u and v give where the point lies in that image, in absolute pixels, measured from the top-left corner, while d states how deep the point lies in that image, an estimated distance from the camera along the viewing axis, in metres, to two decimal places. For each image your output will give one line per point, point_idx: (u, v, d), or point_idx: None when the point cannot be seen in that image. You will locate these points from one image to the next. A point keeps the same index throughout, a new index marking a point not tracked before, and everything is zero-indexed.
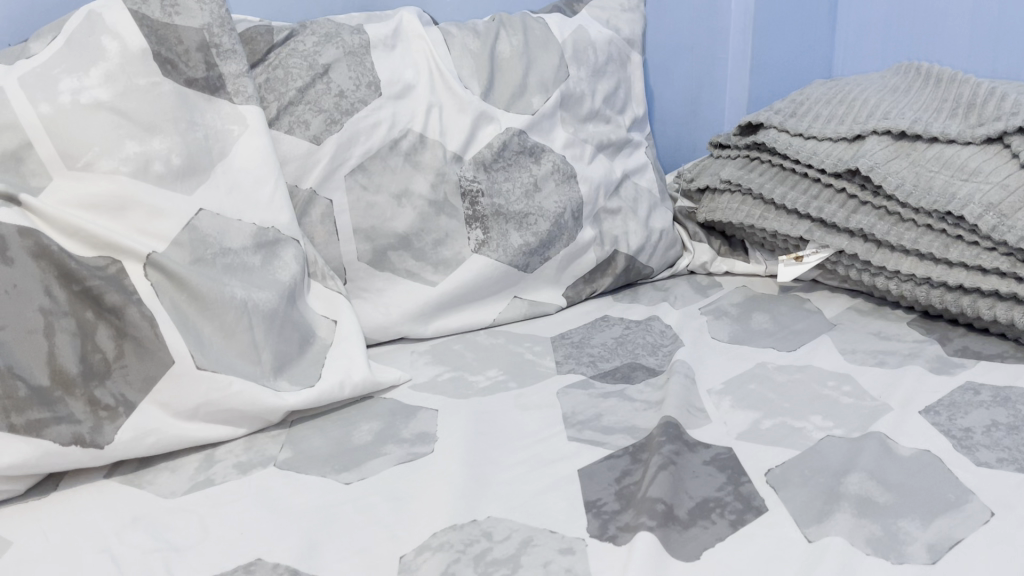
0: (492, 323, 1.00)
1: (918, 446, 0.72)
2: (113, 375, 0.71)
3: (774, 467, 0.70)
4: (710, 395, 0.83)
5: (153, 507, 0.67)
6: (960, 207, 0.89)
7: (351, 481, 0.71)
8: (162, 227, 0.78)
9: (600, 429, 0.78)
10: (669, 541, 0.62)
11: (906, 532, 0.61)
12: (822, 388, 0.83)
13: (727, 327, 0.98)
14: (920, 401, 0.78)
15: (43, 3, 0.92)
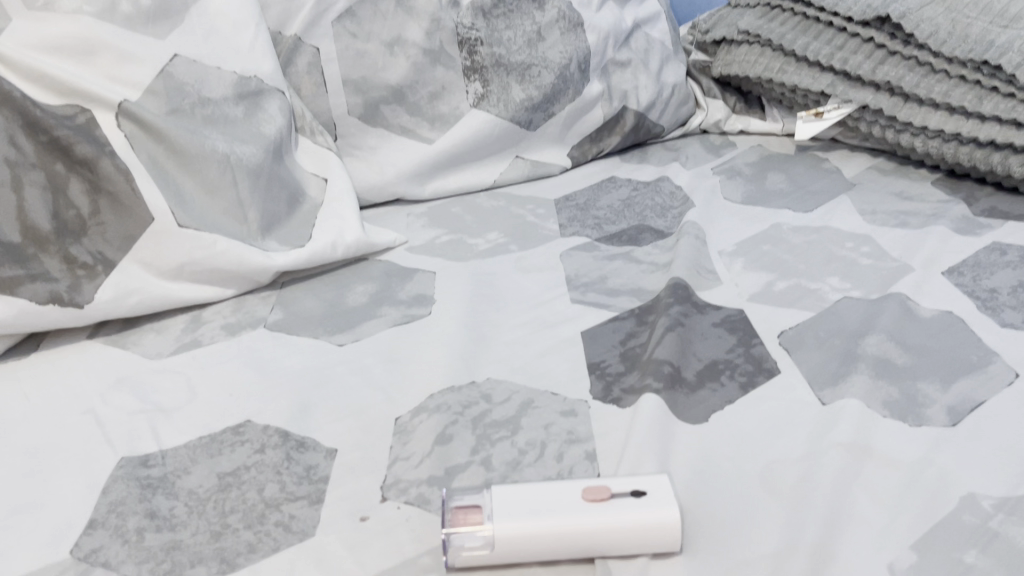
0: (494, 184, 0.94)
1: (939, 307, 0.68)
2: (89, 232, 0.68)
3: (787, 329, 0.67)
4: (722, 256, 0.79)
5: (139, 368, 0.65)
6: (998, 56, 0.83)
7: (345, 343, 0.68)
8: (134, 74, 0.72)
9: (605, 291, 0.74)
10: (677, 404, 0.59)
11: (925, 394, 0.58)
12: (839, 249, 0.78)
13: (741, 188, 0.93)
14: (944, 262, 0.74)
15: None
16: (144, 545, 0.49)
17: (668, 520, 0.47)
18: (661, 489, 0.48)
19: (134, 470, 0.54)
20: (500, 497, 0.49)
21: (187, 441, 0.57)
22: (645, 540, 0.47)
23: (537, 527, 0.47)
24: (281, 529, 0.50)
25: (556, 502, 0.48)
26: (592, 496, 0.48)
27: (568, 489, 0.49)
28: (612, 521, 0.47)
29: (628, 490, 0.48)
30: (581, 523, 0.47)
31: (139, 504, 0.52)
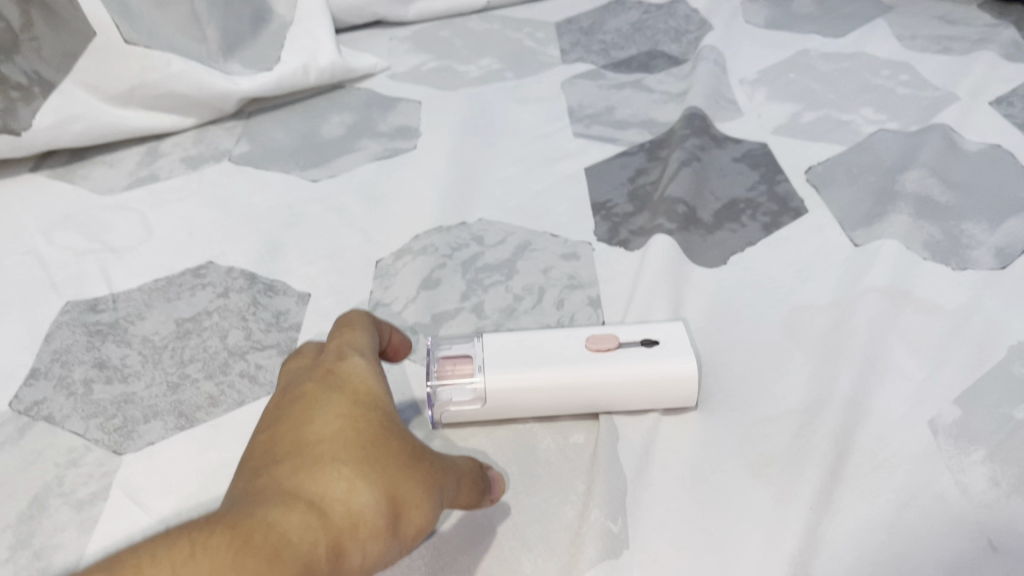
0: (486, 8, 0.84)
1: (987, 140, 0.60)
2: (23, 49, 0.58)
3: (816, 165, 0.60)
4: (743, 86, 0.70)
5: (88, 205, 0.58)
6: None
7: (320, 180, 0.60)
8: None
9: (611, 124, 0.66)
10: (690, 247, 0.53)
11: (971, 236, 0.52)
12: (874, 78, 0.70)
13: (764, 11, 0.83)
14: (992, 91, 0.66)
15: None
16: (93, 398, 0.43)
17: (683, 372, 0.41)
18: (676, 338, 0.43)
19: (83, 316, 0.48)
20: (494, 346, 0.43)
21: (142, 283, 0.51)
22: (658, 394, 0.41)
23: (536, 380, 0.41)
24: (246, 381, 0.44)
25: (557, 352, 0.42)
26: (599, 344, 0.42)
27: (572, 339, 0.43)
28: (622, 373, 0.41)
29: (639, 340, 0.42)
30: (586, 375, 0.41)
31: (88, 353, 0.46)
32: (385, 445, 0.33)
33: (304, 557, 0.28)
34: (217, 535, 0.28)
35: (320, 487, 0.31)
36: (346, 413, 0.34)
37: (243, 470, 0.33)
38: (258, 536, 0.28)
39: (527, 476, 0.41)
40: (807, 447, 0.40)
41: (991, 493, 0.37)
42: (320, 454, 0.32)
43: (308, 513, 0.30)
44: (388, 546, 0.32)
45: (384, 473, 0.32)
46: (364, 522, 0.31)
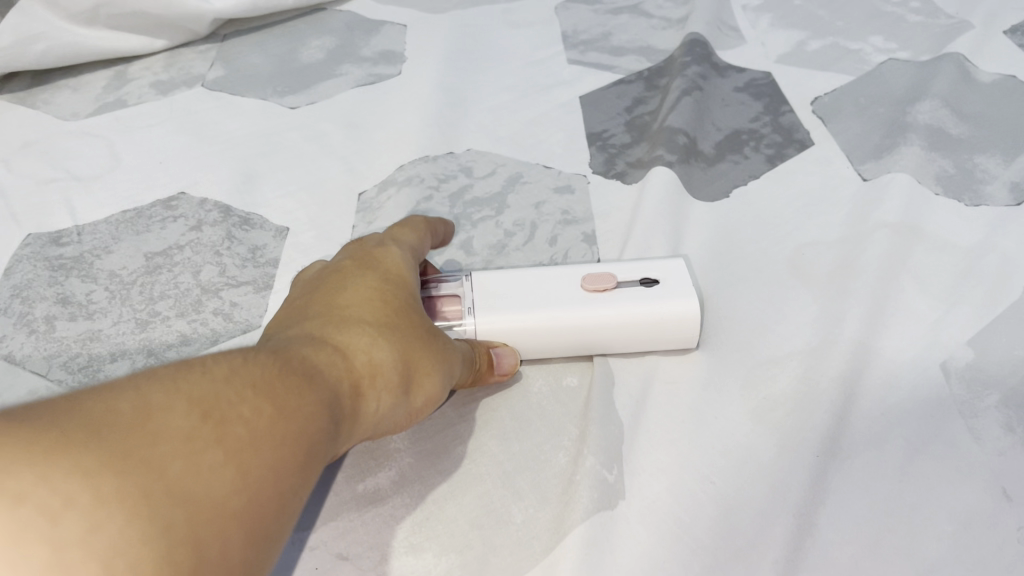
0: None
1: (1002, 70, 0.57)
2: None
3: (822, 95, 0.57)
4: (746, 12, 0.67)
5: (51, 131, 0.54)
6: None
7: (299, 106, 0.57)
8: None
9: (608, 51, 0.62)
10: (690, 181, 0.50)
11: (984, 171, 0.49)
12: (883, 4, 0.66)
13: None
14: (1007, 19, 0.63)
15: None
16: (56, 335, 0.41)
17: (686, 313, 0.39)
18: (677, 277, 0.40)
19: (45, 250, 0.45)
20: (483, 286, 0.40)
21: (108, 215, 0.48)
22: (658, 337, 0.39)
23: (529, 323, 0.39)
24: (220, 318, 0.42)
25: (549, 293, 0.40)
26: (594, 283, 0.40)
27: (566, 277, 0.41)
28: (620, 317, 0.39)
29: (638, 280, 0.40)
30: (582, 317, 0.39)
31: (50, 289, 0.43)
32: (410, 314, 0.34)
33: (332, 385, 0.29)
34: (258, 353, 0.28)
35: (345, 337, 0.32)
36: (377, 283, 0.35)
37: (269, 326, 0.34)
38: (294, 360, 0.29)
39: (519, 421, 0.39)
40: (813, 392, 0.38)
41: (1004, 439, 0.35)
42: (348, 315, 0.33)
43: (335, 353, 0.31)
44: (402, 405, 0.33)
45: (404, 340, 0.33)
46: (382, 374, 0.32)
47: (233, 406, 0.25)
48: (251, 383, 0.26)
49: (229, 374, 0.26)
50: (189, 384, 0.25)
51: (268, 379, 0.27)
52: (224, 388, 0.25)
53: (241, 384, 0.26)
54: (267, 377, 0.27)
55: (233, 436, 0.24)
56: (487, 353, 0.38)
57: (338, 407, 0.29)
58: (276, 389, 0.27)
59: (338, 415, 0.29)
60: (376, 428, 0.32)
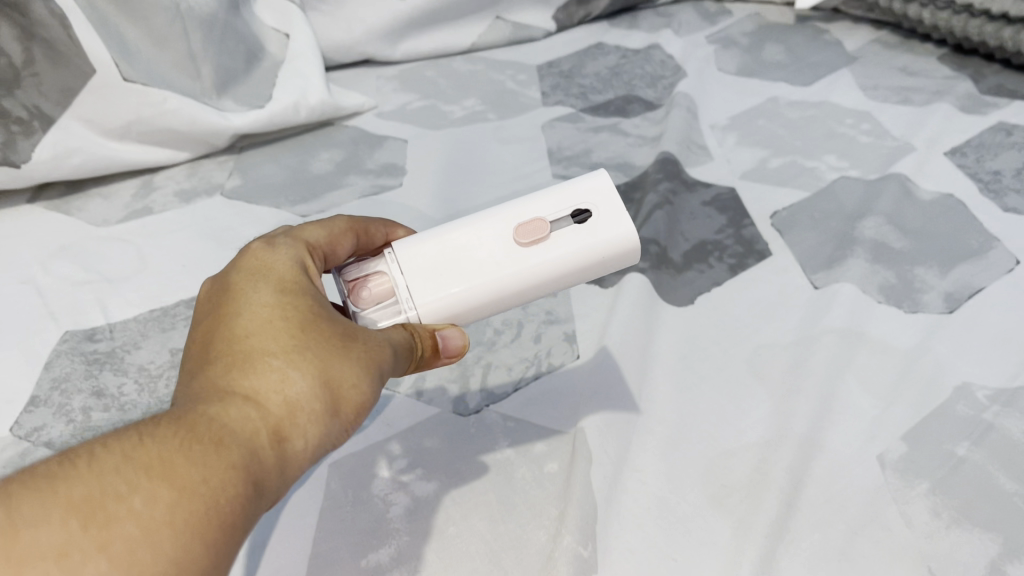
0: (472, 49, 0.88)
1: (941, 189, 0.64)
2: (23, 85, 0.61)
3: (781, 209, 0.63)
4: (714, 131, 0.74)
5: (85, 236, 0.60)
6: None
7: (310, 214, 0.63)
8: None
9: (589, 166, 0.69)
10: (662, 286, 0.56)
11: (923, 280, 0.55)
12: (838, 126, 0.74)
13: (735, 58, 0.87)
14: (947, 142, 0.70)
15: None
16: (91, 425, 0.45)
17: (623, 239, 0.43)
18: (607, 203, 0.43)
19: (80, 345, 0.50)
20: (419, 263, 0.43)
21: (137, 314, 0.53)
22: (607, 262, 0.43)
23: (479, 288, 0.42)
24: None
25: (487, 253, 0.43)
26: (529, 234, 0.42)
27: (500, 230, 0.43)
28: (565, 258, 0.42)
29: (569, 215, 0.43)
30: (529, 271, 0.42)
31: (86, 381, 0.48)
32: (318, 327, 0.35)
33: (248, 443, 0.30)
34: (160, 424, 0.29)
35: (256, 381, 0.33)
36: (276, 303, 0.36)
37: (183, 377, 0.35)
38: (201, 426, 0.30)
39: (504, 503, 0.43)
40: (765, 480, 0.43)
41: (932, 524, 0.40)
42: (253, 352, 0.34)
43: (248, 404, 0.32)
44: (334, 428, 0.34)
45: (316, 359, 0.34)
46: (301, 407, 0.33)
47: (121, 501, 0.26)
48: (142, 466, 0.27)
49: (119, 462, 0.27)
50: (68, 485, 0.26)
51: (164, 457, 0.28)
52: (113, 479, 0.27)
53: (132, 470, 0.27)
54: (166, 452, 0.28)
55: (120, 534, 0.25)
56: (431, 335, 0.40)
57: (257, 464, 0.30)
58: (176, 464, 0.28)
59: (257, 471, 0.30)
60: (314, 458, 0.33)
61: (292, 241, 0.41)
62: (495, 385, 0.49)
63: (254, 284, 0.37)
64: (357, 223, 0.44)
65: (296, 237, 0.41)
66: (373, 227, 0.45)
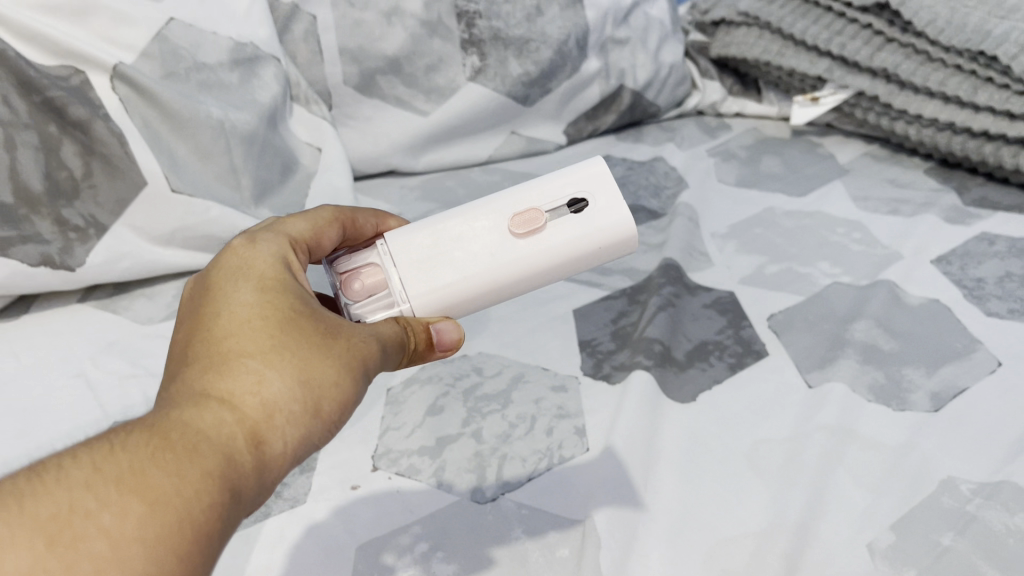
0: (488, 160, 0.96)
1: (927, 295, 0.68)
2: (82, 195, 0.68)
3: (778, 312, 0.67)
4: (714, 239, 0.79)
5: (131, 333, 0.65)
6: (995, 47, 0.83)
7: None
8: (129, 36, 0.71)
9: (597, 270, 0.74)
10: (665, 382, 0.60)
11: (910, 380, 0.59)
12: (831, 234, 0.79)
13: (734, 171, 0.93)
14: (934, 251, 0.75)
15: None
16: None
17: (613, 228, 0.50)
18: (601, 193, 0.50)
19: None
20: (429, 246, 0.50)
21: None
22: (609, 244, 0.50)
23: (483, 269, 0.50)
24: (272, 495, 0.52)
25: (492, 233, 0.50)
26: (533, 216, 0.50)
27: (503, 217, 0.50)
28: (561, 241, 0.50)
29: (566, 204, 0.50)
30: (534, 251, 0.50)
31: None
32: (294, 335, 0.38)
33: (222, 449, 0.33)
34: (133, 435, 0.32)
35: (233, 386, 0.36)
36: (255, 312, 0.39)
37: (168, 381, 0.38)
38: (175, 434, 0.33)
39: None
40: (764, 566, 0.46)
41: None
42: (231, 360, 0.37)
43: (224, 410, 0.35)
44: (311, 427, 0.37)
45: (289, 365, 0.37)
46: (276, 410, 0.36)
47: (90, 518, 0.28)
48: (113, 479, 0.30)
49: (90, 478, 0.30)
50: (38, 504, 0.29)
51: (134, 468, 0.30)
52: (82, 497, 0.29)
53: (103, 484, 0.29)
54: (137, 462, 0.30)
55: (87, 554, 0.28)
56: (425, 328, 0.47)
57: (231, 469, 0.33)
58: (147, 475, 0.30)
59: (232, 476, 0.33)
60: (293, 455, 0.37)
61: (275, 247, 0.45)
62: (510, 475, 0.53)
63: (236, 297, 0.40)
64: (342, 214, 0.51)
65: (279, 240, 0.46)
66: (362, 217, 0.52)
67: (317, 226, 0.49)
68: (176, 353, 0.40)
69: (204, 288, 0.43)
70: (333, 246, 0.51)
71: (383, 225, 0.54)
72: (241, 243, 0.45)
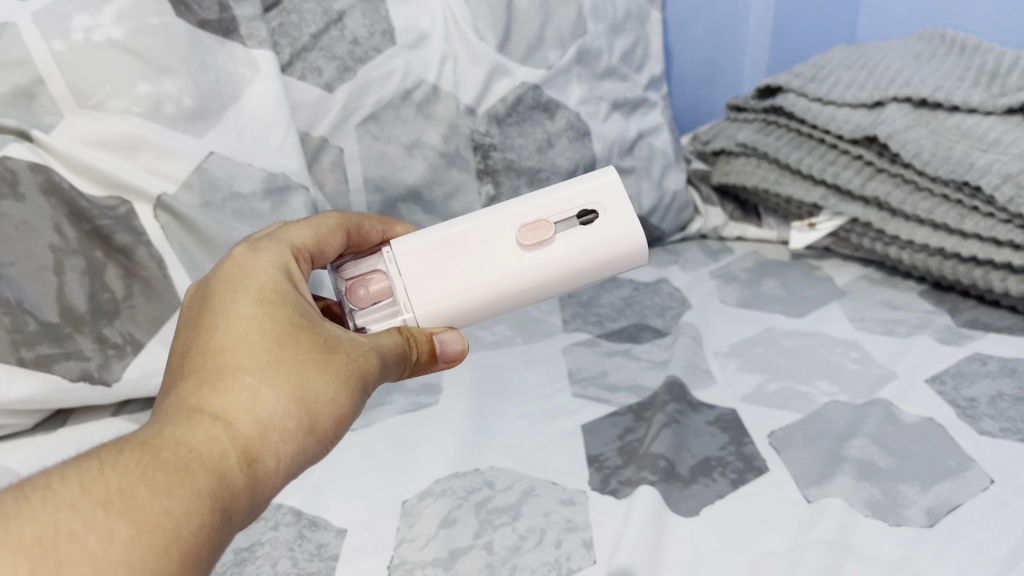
0: None
1: (922, 413, 0.71)
2: (121, 315, 0.72)
3: (778, 429, 0.70)
4: (716, 357, 0.83)
5: None
6: (977, 178, 0.89)
7: (356, 428, 0.72)
8: (172, 169, 0.78)
9: (604, 387, 0.78)
10: (670, 496, 0.62)
11: (905, 496, 0.61)
12: (829, 353, 0.82)
13: (736, 292, 0.97)
14: (927, 371, 0.78)
15: None
16: None
17: (616, 239, 0.59)
18: (607, 205, 0.59)
19: None
20: (446, 251, 0.59)
21: None
22: (619, 254, 0.59)
23: (497, 274, 0.59)
24: None
25: (507, 242, 0.59)
26: (546, 227, 0.59)
27: (516, 226, 0.59)
28: (567, 249, 0.59)
29: (575, 216, 0.59)
30: (547, 259, 0.59)
31: None
32: (287, 356, 0.43)
33: (212, 468, 0.36)
34: (124, 454, 0.35)
35: (228, 404, 0.40)
36: (253, 332, 0.44)
37: (167, 393, 0.42)
38: (166, 453, 0.36)
39: None
40: None
41: None
42: (226, 377, 0.41)
43: (216, 428, 0.39)
44: (300, 442, 0.41)
45: (279, 386, 0.42)
46: (268, 429, 0.40)
47: (75, 542, 0.31)
48: (102, 499, 0.32)
49: (77, 499, 0.32)
50: (25, 525, 0.31)
51: (126, 488, 0.33)
52: (69, 520, 0.31)
53: (91, 505, 0.32)
54: (127, 484, 0.33)
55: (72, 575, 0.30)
56: (428, 340, 0.55)
57: (221, 487, 0.36)
58: (137, 494, 0.33)
59: (221, 493, 0.36)
60: (281, 467, 0.41)
61: (275, 265, 0.49)
62: None
63: (235, 317, 0.44)
64: (344, 222, 0.59)
65: (281, 257, 0.50)
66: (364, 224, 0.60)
67: (320, 234, 0.56)
68: (175, 366, 0.44)
69: (200, 301, 0.47)
70: (337, 251, 0.58)
71: (390, 230, 0.63)
72: (239, 255, 0.49)
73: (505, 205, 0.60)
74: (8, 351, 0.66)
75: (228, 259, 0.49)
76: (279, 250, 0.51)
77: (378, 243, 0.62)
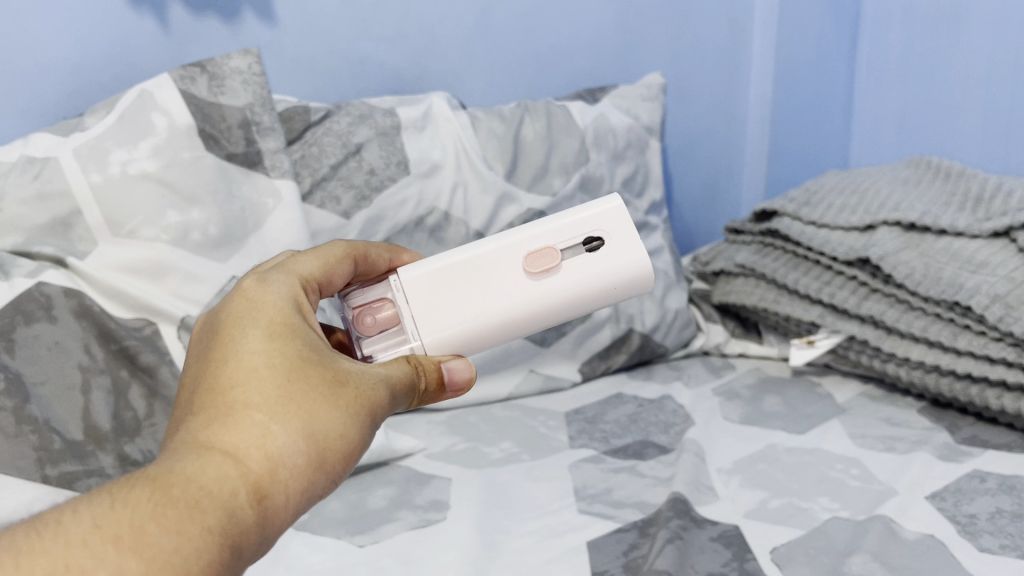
0: (507, 397, 1.03)
1: (922, 530, 0.72)
2: (142, 432, 0.74)
3: (779, 545, 0.71)
4: (720, 473, 0.85)
5: None
6: (968, 297, 0.92)
7: (365, 544, 0.74)
8: (197, 292, 0.82)
9: (609, 503, 0.79)
10: None
11: None
12: (829, 470, 0.84)
13: (738, 408, 1.00)
14: (927, 488, 0.79)
15: (83, 82, 0.96)
16: None
17: (621, 268, 0.62)
18: (612, 233, 0.62)
19: None
20: (455, 279, 0.62)
21: None
22: (625, 281, 0.62)
23: (504, 303, 0.61)
24: None
25: (516, 268, 0.62)
26: (553, 254, 0.61)
27: (523, 253, 0.62)
28: (573, 277, 0.62)
29: (580, 243, 0.62)
30: (554, 286, 0.62)
31: None
32: (296, 391, 0.45)
33: (222, 504, 0.38)
34: (135, 490, 0.37)
35: (240, 440, 0.42)
36: (264, 366, 0.45)
37: (180, 425, 0.44)
38: (177, 489, 0.38)
39: None
40: None
41: None
42: (236, 412, 0.43)
43: (226, 464, 0.40)
44: (309, 479, 0.43)
45: (288, 422, 0.43)
46: (278, 465, 0.42)
47: None
48: (112, 537, 0.34)
49: (88, 535, 0.34)
50: (37, 562, 0.33)
51: (137, 526, 0.35)
52: (79, 556, 0.33)
53: (102, 542, 0.34)
54: (138, 521, 0.35)
55: None
56: (434, 369, 0.57)
57: (230, 524, 0.38)
58: (148, 532, 0.35)
59: (231, 531, 0.38)
60: (292, 503, 0.42)
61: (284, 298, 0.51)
62: None
63: (248, 351, 0.46)
64: (352, 249, 0.61)
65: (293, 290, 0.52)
66: (371, 252, 0.63)
67: (326, 263, 0.58)
68: (189, 396, 0.46)
69: (212, 334, 0.49)
70: (345, 278, 0.61)
71: (397, 257, 0.65)
72: (249, 289, 0.51)
73: (511, 233, 0.63)
74: (34, 468, 0.66)
75: (238, 294, 0.51)
76: (288, 283, 0.53)
77: (386, 270, 0.65)
